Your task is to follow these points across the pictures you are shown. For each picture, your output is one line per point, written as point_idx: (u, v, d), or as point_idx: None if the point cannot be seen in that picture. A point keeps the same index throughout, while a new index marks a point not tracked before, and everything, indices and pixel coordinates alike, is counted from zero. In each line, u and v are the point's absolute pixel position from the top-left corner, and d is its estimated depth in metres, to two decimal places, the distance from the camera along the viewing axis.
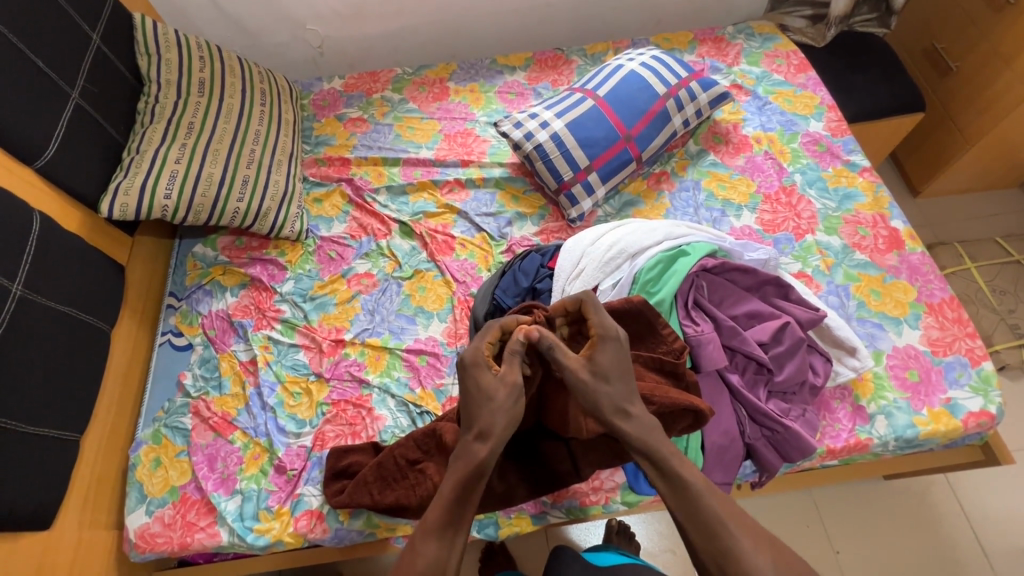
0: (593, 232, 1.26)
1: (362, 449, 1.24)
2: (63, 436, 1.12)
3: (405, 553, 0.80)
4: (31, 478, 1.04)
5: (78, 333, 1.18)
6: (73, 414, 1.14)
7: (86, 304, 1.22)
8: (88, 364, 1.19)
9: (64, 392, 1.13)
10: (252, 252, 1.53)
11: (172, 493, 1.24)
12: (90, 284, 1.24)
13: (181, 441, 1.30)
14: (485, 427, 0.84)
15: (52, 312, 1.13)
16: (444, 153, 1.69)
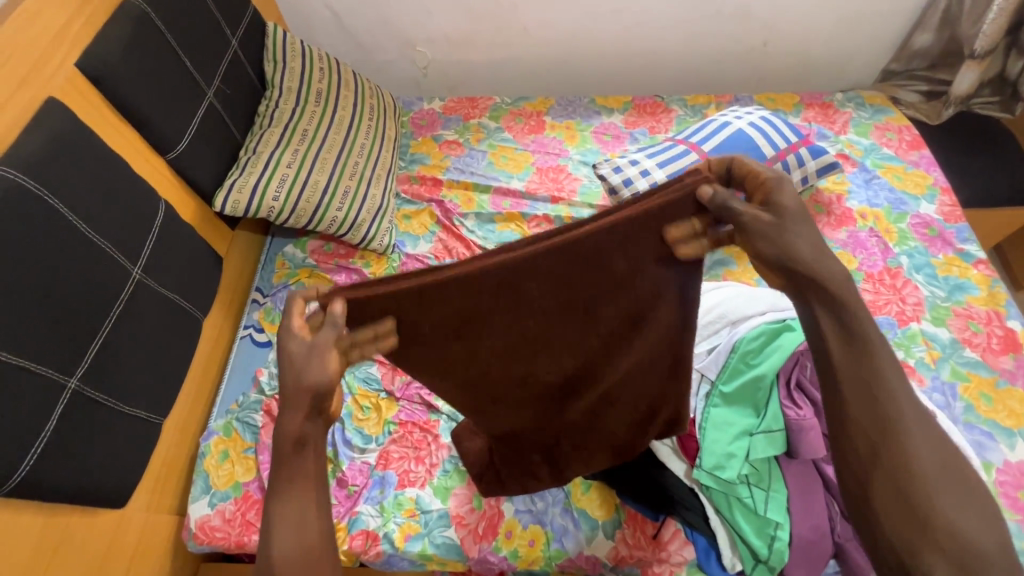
0: None
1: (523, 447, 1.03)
2: (152, 421, 1.14)
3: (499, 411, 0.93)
4: (123, 459, 1.06)
5: (182, 321, 1.22)
6: (166, 401, 1.17)
7: (191, 295, 1.26)
8: (185, 351, 1.22)
9: (161, 378, 1.16)
10: (339, 259, 1.56)
11: (235, 489, 1.25)
12: (196, 275, 1.28)
13: (250, 437, 1.32)
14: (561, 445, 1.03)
15: (161, 297, 1.17)
16: (535, 186, 1.70)
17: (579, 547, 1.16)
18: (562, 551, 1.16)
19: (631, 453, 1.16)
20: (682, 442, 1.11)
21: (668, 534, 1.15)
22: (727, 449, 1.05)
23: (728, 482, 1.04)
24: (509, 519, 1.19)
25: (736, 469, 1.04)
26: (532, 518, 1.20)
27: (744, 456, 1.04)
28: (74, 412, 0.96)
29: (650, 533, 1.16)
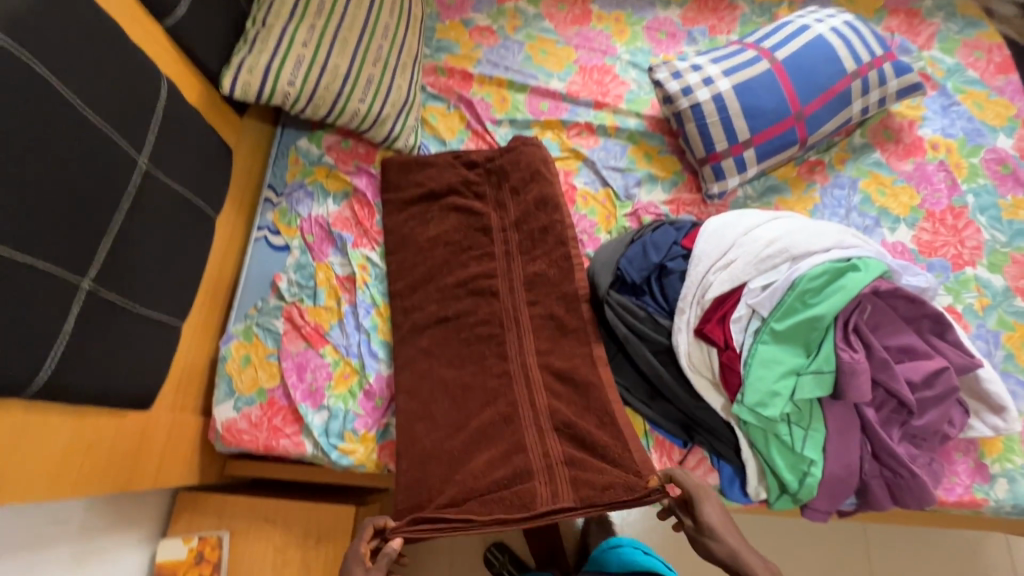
0: (749, 220, 1.15)
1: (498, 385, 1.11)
2: (171, 324, 1.08)
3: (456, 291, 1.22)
4: (147, 362, 1.02)
5: (195, 219, 1.13)
6: (182, 305, 1.11)
7: (201, 191, 1.15)
8: (199, 251, 1.14)
9: (180, 281, 1.09)
10: (359, 160, 1.43)
11: (260, 394, 1.24)
12: (206, 168, 1.16)
13: (272, 343, 1.28)
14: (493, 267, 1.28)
15: (170, 191, 1.05)
16: (577, 89, 1.52)
17: None
18: None
19: (666, 383, 1.16)
20: (725, 377, 1.09)
21: (694, 461, 1.17)
22: (771, 387, 1.02)
23: (768, 419, 1.03)
24: None
25: (779, 407, 1.02)
26: None
27: (788, 394, 1.02)
28: (93, 315, 0.89)
29: (676, 460, 1.17)
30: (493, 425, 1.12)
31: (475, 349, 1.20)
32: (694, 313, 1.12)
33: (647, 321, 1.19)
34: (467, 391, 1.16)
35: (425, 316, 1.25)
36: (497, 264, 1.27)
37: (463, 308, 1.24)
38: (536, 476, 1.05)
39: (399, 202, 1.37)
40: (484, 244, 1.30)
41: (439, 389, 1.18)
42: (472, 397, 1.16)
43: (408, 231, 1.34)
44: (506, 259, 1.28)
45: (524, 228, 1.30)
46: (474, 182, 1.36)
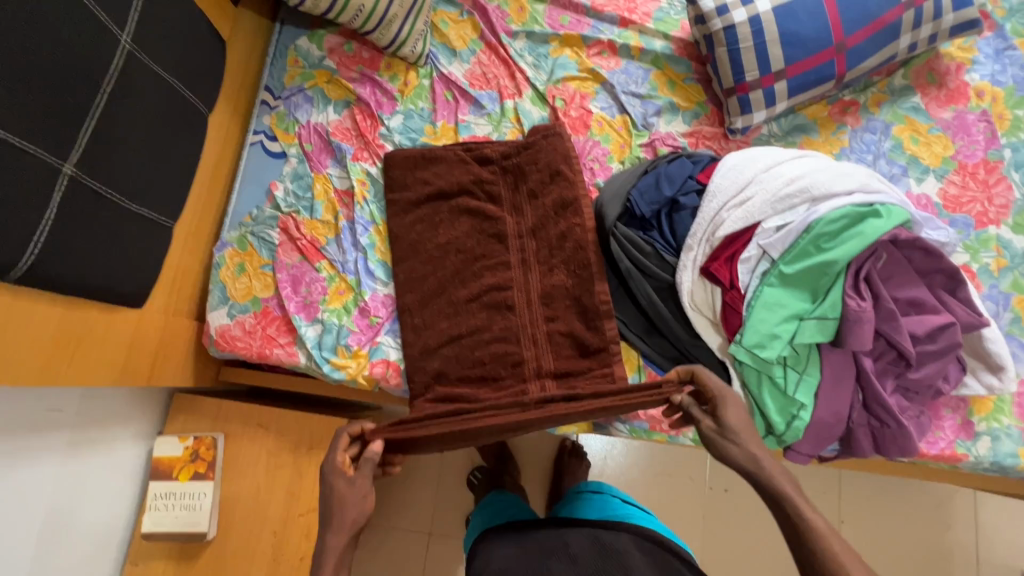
0: (771, 158, 1.09)
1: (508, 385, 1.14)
2: (161, 222, 1.05)
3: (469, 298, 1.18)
4: (137, 259, 1.00)
5: (185, 113, 1.06)
6: (172, 203, 1.07)
7: (192, 83, 1.07)
8: (189, 148, 1.09)
9: (169, 177, 1.04)
10: (363, 65, 1.34)
11: (254, 303, 1.22)
12: (196, 58, 1.08)
13: (267, 254, 1.25)
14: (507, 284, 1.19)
15: (159, 80, 0.98)
16: (602, 2, 1.40)
17: None
18: None
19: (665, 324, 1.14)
20: (725, 318, 1.06)
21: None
22: (772, 329, 1.00)
23: (764, 361, 1.01)
24: None
25: (776, 349, 1.00)
26: None
27: (788, 338, 1.00)
28: (78, 204, 0.85)
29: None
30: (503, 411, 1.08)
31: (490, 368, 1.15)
32: (702, 251, 1.08)
33: (653, 256, 1.15)
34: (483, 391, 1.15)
35: (436, 336, 1.18)
36: (514, 275, 1.20)
37: (476, 324, 1.18)
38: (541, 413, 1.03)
39: (406, 203, 1.26)
40: (498, 253, 1.21)
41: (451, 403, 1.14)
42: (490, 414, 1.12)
43: (416, 236, 1.24)
44: (522, 270, 1.20)
45: (542, 235, 1.21)
46: (487, 181, 1.25)
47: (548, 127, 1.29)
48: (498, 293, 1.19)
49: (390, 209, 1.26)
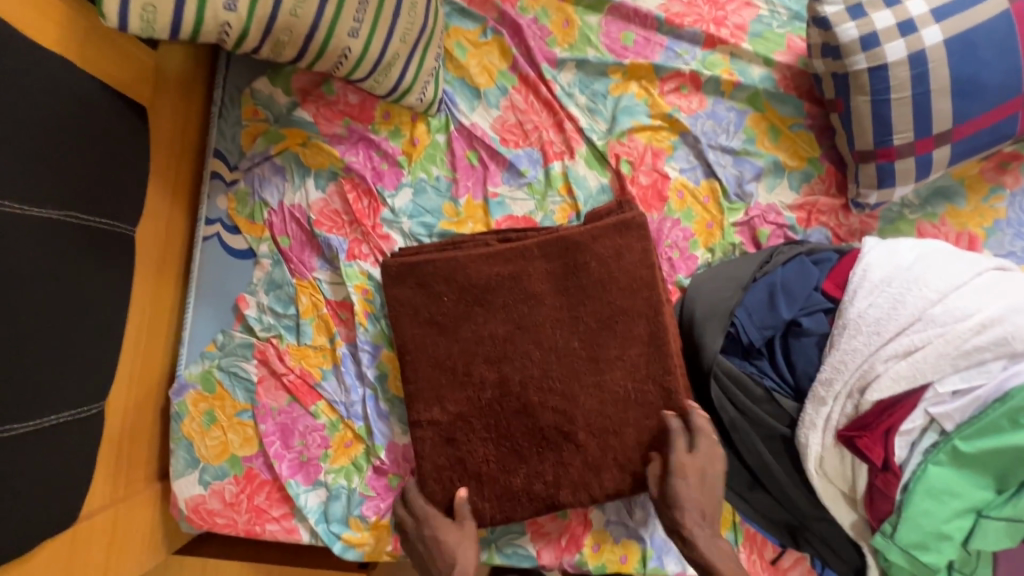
0: (943, 278, 0.79)
1: (533, 438, 0.87)
2: (65, 420, 0.71)
3: (499, 417, 0.87)
4: (32, 485, 0.68)
5: (72, 249, 0.70)
6: (83, 381, 0.73)
7: (71, 200, 0.70)
8: (93, 295, 0.73)
9: (61, 353, 0.70)
10: (352, 118, 0.97)
11: (233, 465, 0.93)
12: (67, 158, 0.69)
13: (243, 395, 0.94)
14: (555, 406, 0.86)
15: (23, 222, 0.64)
16: (679, 11, 1.01)
17: (682, 568, 0.94)
18: (661, 570, 0.94)
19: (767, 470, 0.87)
20: (869, 499, 0.80)
21: (791, 561, 0.93)
22: (941, 528, 0.75)
23: (925, 565, 0.77)
24: (599, 530, 0.95)
25: (944, 554, 0.76)
26: (626, 530, 0.95)
27: (959, 540, 0.76)
28: None
29: (768, 558, 0.93)
30: (525, 413, 0.86)
31: (534, 483, 0.87)
32: (841, 409, 0.80)
33: (765, 399, 0.87)
34: (512, 426, 0.87)
35: (472, 477, 0.87)
36: (557, 390, 0.87)
37: (521, 460, 0.87)
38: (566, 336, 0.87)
39: (414, 317, 0.89)
40: (536, 369, 0.87)
41: (492, 495, 0.87)
42: (531, 461, 0.87)
43: (431, 354, 0.89)
44: (574, 391, 0.86)
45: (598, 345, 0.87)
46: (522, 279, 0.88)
47: (612, 205, 0.93)
48: (547, 421, 0.87)
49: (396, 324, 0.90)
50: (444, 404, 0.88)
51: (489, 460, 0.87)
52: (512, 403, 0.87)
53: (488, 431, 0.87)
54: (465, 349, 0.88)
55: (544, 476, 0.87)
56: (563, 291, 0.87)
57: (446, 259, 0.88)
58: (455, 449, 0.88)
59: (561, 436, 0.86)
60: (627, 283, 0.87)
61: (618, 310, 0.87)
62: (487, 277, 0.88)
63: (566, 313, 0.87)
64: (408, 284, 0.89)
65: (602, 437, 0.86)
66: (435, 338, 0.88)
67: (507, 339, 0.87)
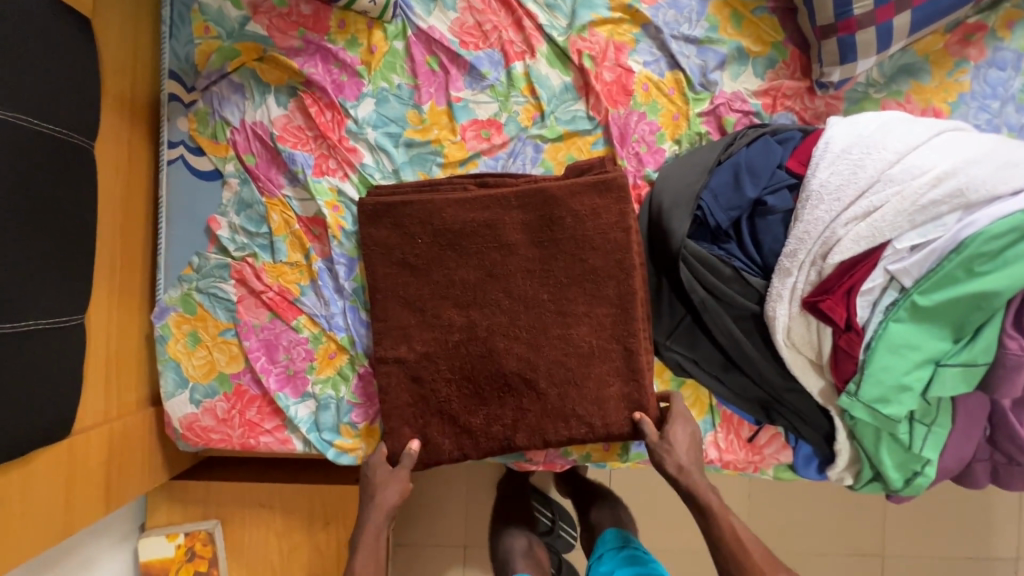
0: (901, 140, 0.80)
1: (495, 396, 0.92)
2: (31, 329, 0.71)
3: (468, 354, 0.91)
4: (16, 388, 0.70)
5: (27, 155, 0.69)
6: (54, 290, 0.74)
7: (19, 103, 0.68)
8: (54, 204, 0.73)
9: (27, 260, 0.70)
10: (306, 29, 0.94)
11: (222, 382, 0.95)
12: (9, 59, 0.67)
13: (225, 315, 0.96)
14: (520, 354, 0.91)
15: None
16: None
17: None
18: (642, 455, 0.99)
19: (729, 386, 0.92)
20: (835, 362, 0.84)
21: (766, 437, 0.95)
22: (902, 380, 0.78)
23: (887, 418, 0.80)
24: None
25: (905, 405, 0.79)
26: None
27: (919, 390, 0.79)
28: None
29: (744, 437, 0.96)
30: (492, 354, 0.91)
31: (491, 429, 0.92)
32: (804, 279, 0.82)
33: (734, 280, 0.89)
34: (477, 367, 0.91)
35: (431, 426, 0.92)
36: (523, 345, 0.91)
37: (484, 407, 0.92)
38: (536, 280, 0.91)
39: (387, 255, 0.92)
40: (504, 319, 0.91)
41: (453, 430, 0.92)
42: (483, 428, 0.92)
43: (404, 295, 0.92)
44: (531, 365, 0.91)
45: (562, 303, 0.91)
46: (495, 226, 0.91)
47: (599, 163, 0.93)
48: (509, 376, 0.91)
49: (370, 247, 0.92)
50: (416, 340, 0.92)
51: (459, 398, 0.92)
52: (479, 345, 0.91)
53: (457, 372, 0.91)
54: (435, 292, 0.91)
55: (502, 419, 0.91)
56: (537, 243, 0.91)
57: (422, 201, 0.91)
58: (424, 383, 0.92)
59: (522, 384, 0.91)
60: (601, 244, 0.90)
61: (586, 263, 0.90)
62: (463, 223, 0.90)
63: (538, 265, 0.90)
64: (383, 209, 0.91)
65: (559, 389, 0.91)
66: (407, 280, 0.91)
67: (480, 279, 0.91)
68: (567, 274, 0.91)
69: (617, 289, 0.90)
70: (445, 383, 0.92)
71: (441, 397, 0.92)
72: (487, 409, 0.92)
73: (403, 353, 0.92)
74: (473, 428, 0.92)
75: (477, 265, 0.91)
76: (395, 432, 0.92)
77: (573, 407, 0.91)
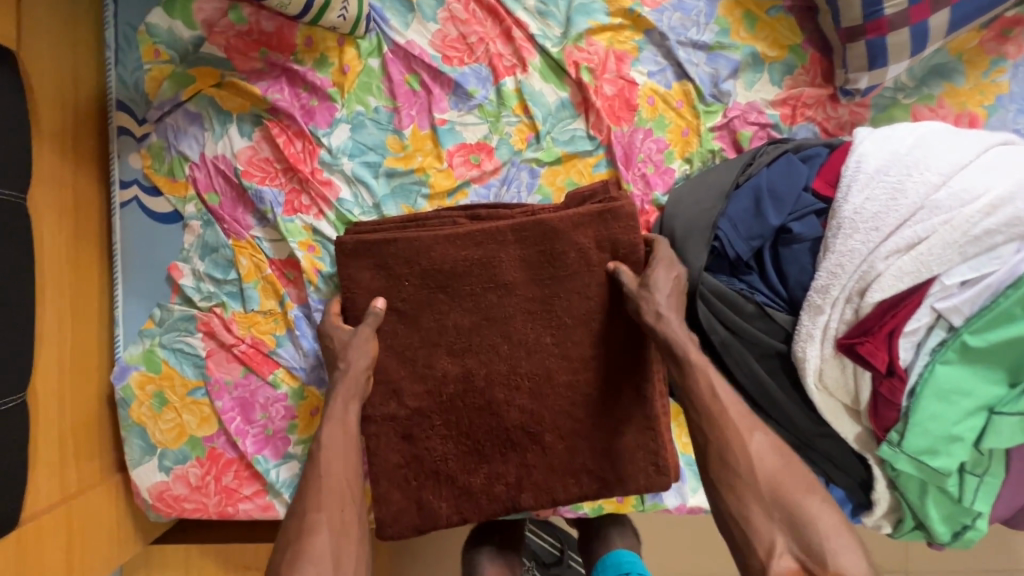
0: (945, 159, 0.70)
1: (496, 454, 0.83)
2: None
3: (464, 408, 0.82)
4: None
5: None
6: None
7: None
8: None
9: None
10: (270, 49, 0.84)
11: (193, 447, 0.86)
12: None
13: (193, 373, 0.86)
14: (523, 406, 0.82)
15: None
16: None
17: (681, 500, 0.90)
18: (659, 505, 0.90)
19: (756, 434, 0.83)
20: (873, 409, 0.74)
21: None
22: (951, 431, 0.70)
23: (935, 472, 0.72)
24: None
25: (955, 457, 0.71)
26: None
27: (970, 441, 0.71)
28: None
29: None
30: (491, 406, 0.82)
31: (493, 489, 0.83)
32: (837, 321, 0.73)
33: (757, 317, 0.79)
34: (474, 421, 0.82)
35: (425, 489, 0.83)
36: (526, 396, 0.82)
37: (485, 466, 0.83)
38: (538, 323, 0.81)
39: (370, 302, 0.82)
40: (503, 367, 0.81)
41: (450, 493, 0.83)
42: (484, 489, 0.83)
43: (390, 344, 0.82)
44: (535, 418, 0.82)
45: (568, 347, 0.82)
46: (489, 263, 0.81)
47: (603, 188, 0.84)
48: (511, 431, 0.82)
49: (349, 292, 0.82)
50: (405, 394, 0.82)
51: (457, 456, 0.83)
52: (477, 398, 0.82)
53: (453, 428, 0.82)
54: (426, 339, 0.82)
55: (505, 480, 0.83)
56: (538, 281, 0.81)
57: (406, 237, 0.80)
58: (416, 443, 0.83)
59: (526, 438, 0.82)
60: (610, 281, 0.80)
61: (593, 303, 0.81)
62: (454, 262, 0.80)
63: (540, 305, 0.81)
64: (361, 249, 0.81)
65: (567, 443, 0.82)
66: (394, 327, 0.81)
67: (474, 324, 0.81)
68: (572, 315, 0.82)
69: (628, 330, 0.81)
70: (439, 442, 0.83)
71: (435, 456, 0.83)
72: (488, 469, 0.83)
73: (390, 410, 0.82)
74: (473, 491, 0.83)
75: (470, 309, 0.81)
76: (386, 496, 0.83)
77: (583, 462, 0.83)
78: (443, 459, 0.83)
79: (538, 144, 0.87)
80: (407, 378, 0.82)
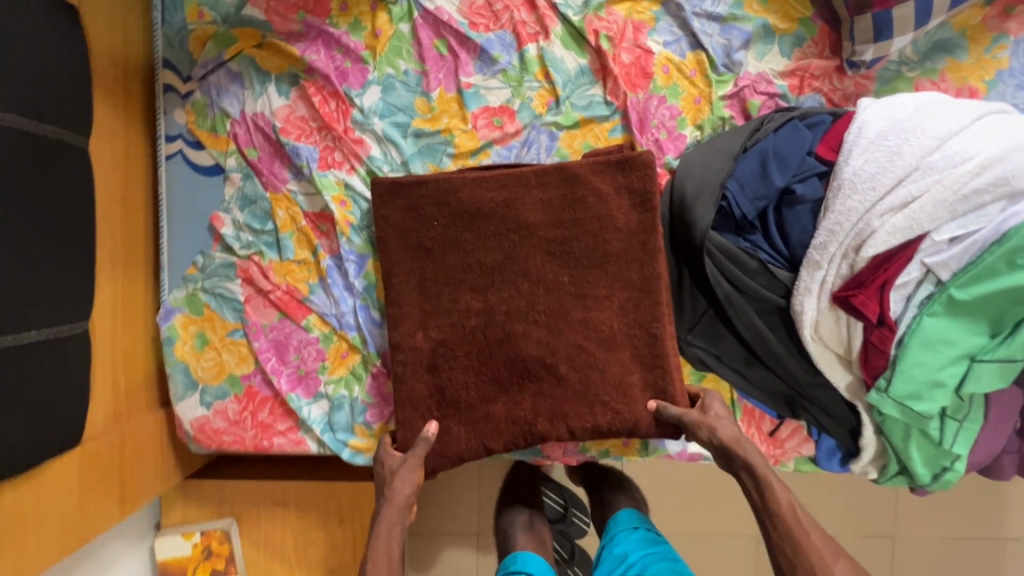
0: (941, 124, 0.76)
1: (514, 383, 0.88)
2: (36, 339, 0.68)
3: (484, 339, 0.88)
4: (18, 406, 0.67)
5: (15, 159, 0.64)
6: (51, 301, 0.70)
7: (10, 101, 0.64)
8: (52, 206, 0.70)
9: (26, 270, 0.67)
10: (308, 12, 0.89)
11: (232, 384, 0.93)
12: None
13: (232, 316, 0.93)
14: (540, 338, 0.88)
15: None
16: None
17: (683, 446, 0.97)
18: (662, 450, 0.97)
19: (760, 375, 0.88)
20: (864, 358, 0.80)
21: (788, 431, 0.94)
22: (935, 377, 0.76)
23: (919, 415, 0.78)
24: None
25: (938, 401, 0.77)
26: None
27: (953, 387, 0.77)
28: None
29: (766, 431, 0.94)
30: (509, 338, 0.88)
31: (510, 415, 0.88)
32: (835, 272, 0.79)
33: (759, 272, 0.85)
34: (494, 351, 0.88)
35: (446, 413, 0.89)
36: (542, 329, 0.88)
37: (503, 394, 0.88)
38: (556, 262, 0.87)
39: (400, 246, 0.88)
40: (523, 302, 0.88)
41: (468, 418, 0.89)
42: (501, 415, 0.89)
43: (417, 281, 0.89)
44: (551, 351, 0.88)
45: (584, 287, 0.88)
46: (513, 207, 0.88)
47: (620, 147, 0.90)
48: (528, 362, 0.88)
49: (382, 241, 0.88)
50: (430, 325, 0.89)
51: (478, 384, 0.89)
52: (496, 329, 0.88)
53: (475, 357, 0.88)
54: (452, 275, 0.88)
55: (521, 407, 0.88)
56: (558, 223, 0.87)
57: (437, 180, 0.87)
58: (439, 370, 0.89)
59: (542, 368, 0.88)
60: (623, 226, 0.87)
61: (608, 245, 0.87)
62: (481, 202, 0.87)
63: (558, 246, 0.87)
64: (393, 199, 0.87)
65: (580, 376, 0.88)
66: (422, 262, 0.88)
67: (497, 261, 0.88)
68: (588, 257, 0.88)
69: (640, 272, 0.87)
70: (461, 371, 0.89)
71: (455, 383, 0.89)
72: (505, 396, 0.88)
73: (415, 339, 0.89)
74: (493, 416, 0.89)
75: (494, 247, 0.88)
76: (409, 421, 0.89)
77: (596, 393, 0.88)
78: (463, 386, 0.89)
79: (557, 109, 0.92)
80: (433, 311, 0.88)
